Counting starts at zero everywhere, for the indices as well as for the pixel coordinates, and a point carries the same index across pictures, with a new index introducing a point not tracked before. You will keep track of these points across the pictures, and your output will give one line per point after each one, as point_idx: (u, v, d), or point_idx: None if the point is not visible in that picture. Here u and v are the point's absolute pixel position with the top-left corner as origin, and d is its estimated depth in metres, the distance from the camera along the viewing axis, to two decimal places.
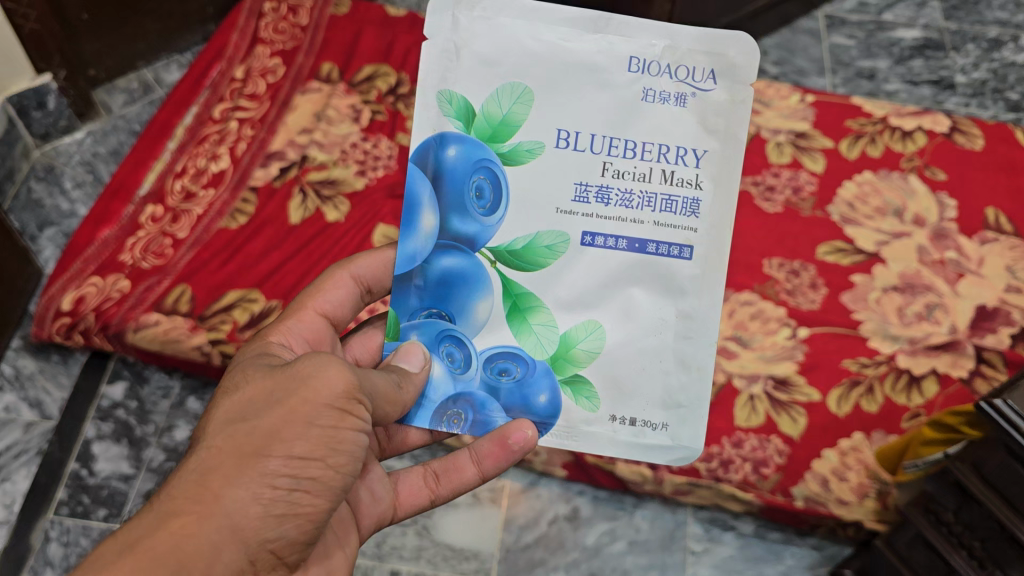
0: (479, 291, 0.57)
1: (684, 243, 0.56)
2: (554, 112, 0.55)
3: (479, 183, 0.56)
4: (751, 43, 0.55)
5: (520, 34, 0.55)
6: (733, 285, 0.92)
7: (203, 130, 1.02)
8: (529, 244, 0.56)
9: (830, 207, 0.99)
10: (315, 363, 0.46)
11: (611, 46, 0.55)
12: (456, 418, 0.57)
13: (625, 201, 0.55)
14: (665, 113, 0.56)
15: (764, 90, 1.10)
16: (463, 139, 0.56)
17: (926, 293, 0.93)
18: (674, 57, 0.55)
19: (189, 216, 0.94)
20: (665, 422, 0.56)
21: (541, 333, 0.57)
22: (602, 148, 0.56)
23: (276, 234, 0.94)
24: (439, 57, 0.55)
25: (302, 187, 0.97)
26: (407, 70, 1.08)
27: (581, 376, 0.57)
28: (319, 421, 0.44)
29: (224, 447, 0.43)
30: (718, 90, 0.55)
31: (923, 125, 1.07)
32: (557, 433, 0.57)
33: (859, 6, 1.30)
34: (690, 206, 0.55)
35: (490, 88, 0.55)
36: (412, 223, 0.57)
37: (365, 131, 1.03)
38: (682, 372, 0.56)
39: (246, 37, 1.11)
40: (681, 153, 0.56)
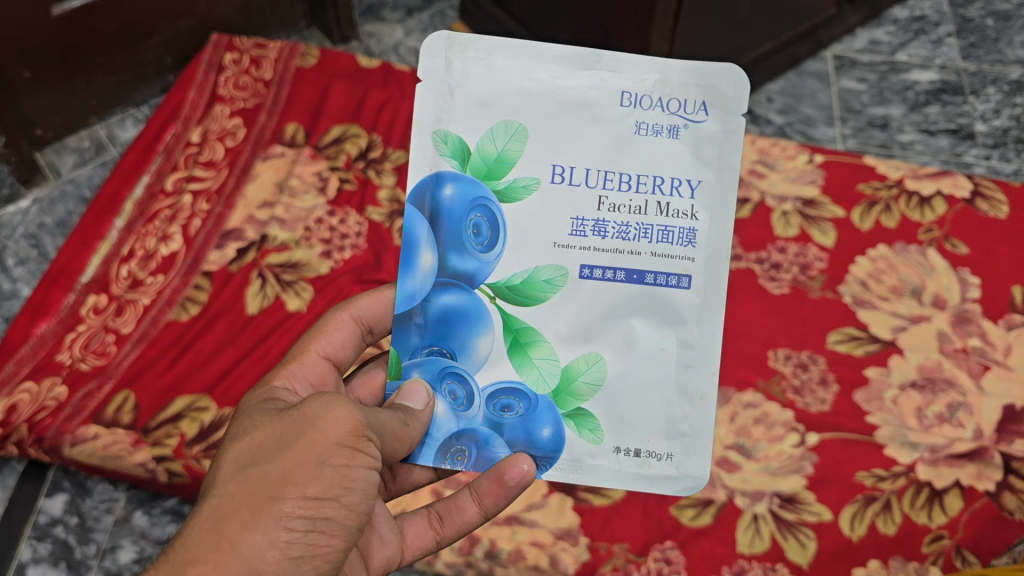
0: (480, 328, 0.55)
1: (682, 272, 0.53)
2: (548, 148, 0.53)
3: (478, 221, 0.54)
4: (741, 75, 0.53)
5: (515, 70, 0.53)
6: (733, 383, 0.84)
7: (154, 205, 0.93)
8: (527, 279, 0.54)
9: (841, 287, 0.91)
10: (323, 402, 0.45)
11: (603, 81, 0.53)
12: (460, 454, 0.55)
13: (622, 233, 0.53)
14: (658, 146, 0.53)
15: (768, 150, 1.01)
16: (459, 177, 0.53)
17: (947, 390, 0.84)
18: (665, 91, 0.53)
19: (135, 308, 0.86)
20: (670, 452, 0.54)
21: (543, 367, 0.54)
22: (596, 182, 0.53)
23: (231, 328, 0.85)
24: (433, 99, 0.53)
25: (261, 271, 0.89)
26: (380, 131, 0.99)
27: (584, 410, 0.54)
28: (331, 459, 0.43)
29: (236, 493, 0.42)
30: (710, 122, 0.53)
31: (942, 189, 0.98)
32: (560, 467, 0.54)
33: (870, 45, 1.21)
34: (687, 236, 0.53)
35: (484, 127, 0.53)
36: (411, 261, 0.54)
37: (332, 205, 0.94)
38: (686, 401, 0.54)
39: (205, 94, 1.01)
40: (676, 184, 0.53)
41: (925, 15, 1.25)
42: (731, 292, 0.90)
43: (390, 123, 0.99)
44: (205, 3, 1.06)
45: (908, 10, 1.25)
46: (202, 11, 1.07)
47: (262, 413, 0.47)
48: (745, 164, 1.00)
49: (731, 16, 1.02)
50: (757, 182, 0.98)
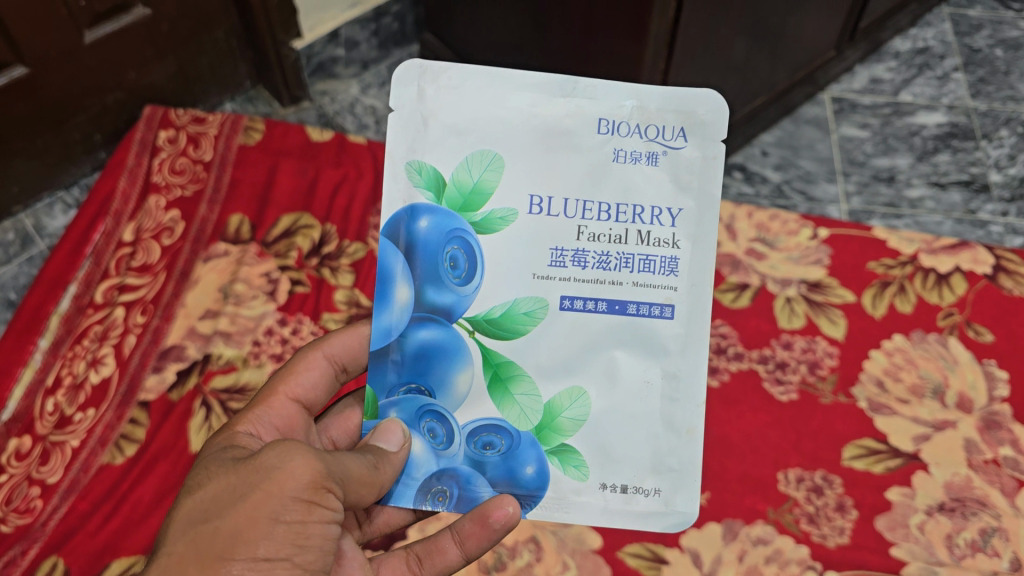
0: (459, 362, 0.53)
1: (665, 302, 0.52)
2: (527, 177, 0.52)
3: (453, 253, 0.52)
4: (720, 101, 0.51)
5: (486, 99, 0.52)
6: (742, 514, 0.75)
7: (82, 321, 0.81)
8: (506, 312, 0.52)
9: (855, 389, 0.82)
10: (281, 452, 0.45)
11: (578, 108, 0.52)
12: (441, 495, 0.53)
13: (602, 263, 0.51)
14: (637, 173, 0.52)
15: (768, 224, 0.92)
16: (434, 210, 0.52)
17: (980, 513, 0.75)
18: (643, 117, 0.52)
19: (62, 452, 0.75)
20: (658, 487, 0.52)
21: (524, 403, 0.53)
22: (575, 212, 0.52)
23: (173, 471, 0.73)
24: (406, 129, 0.52)
25: (205, 398, 0.77)
26: (336, 220, 0.88)
27: (568, 446, 0.53)
28: (285, 516, 0.43)
29: (186, 554, 0.42)
30: (690, 148, 0.52)
31: (961, 264, 0.89)
32: (544, 506, 0.53)
33: (871, 84, 1.11)
34: (668, 264, 0.51)
35: (459, 157, 0.52)
36: (385, 296, 0.53)
37: (282, 312, 0.82)
38: (672, 434, 0.52)
39: (138, 182, 0.89)
40: (656, 213, 0.52)
41: (928, 47, 1.15)
42: (733, 401, 0.81)
43: (346, 209, 0.88)
44: (136, 73, 0.93)
45: (910, 42, 1.15)
46: (133, 82, 0.94)
47: (221, 461, 0.47)
48: (742, 243, 0.91)
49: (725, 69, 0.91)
50: (756, 264, 0.89)
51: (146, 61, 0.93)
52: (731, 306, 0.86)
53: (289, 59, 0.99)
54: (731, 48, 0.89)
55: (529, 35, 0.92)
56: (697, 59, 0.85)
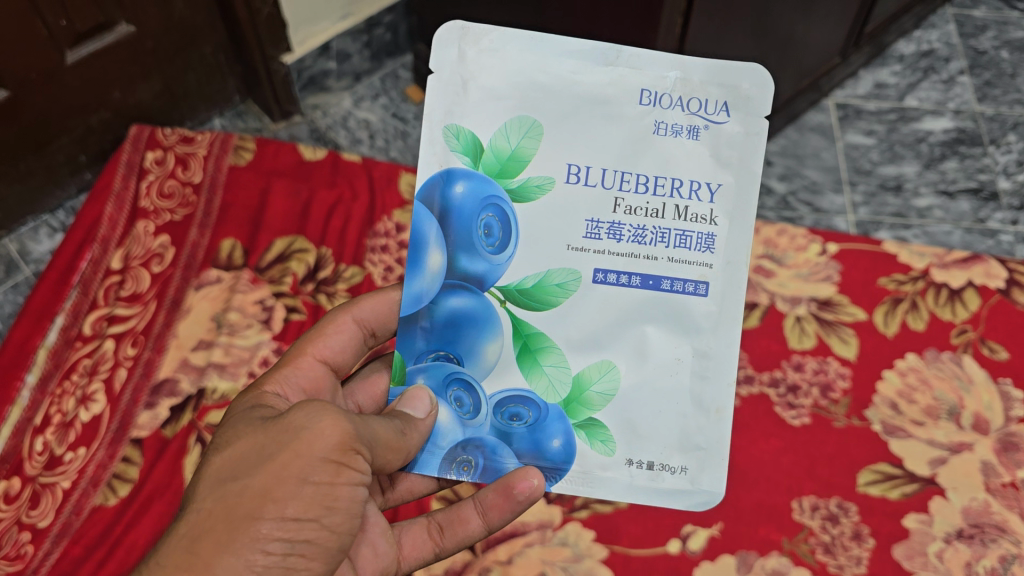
0: (489, 333, 0.52)
1: (699, 279, 0.50)
2: (563, 147, 0.50)
3: (488, 221, 0.51)
4: (765, 75, 0.49)
5: (528, 65, 0.50)
6: (757, 546, 0.73)
7: (71, 356, 0.79)
8: (539, 283, 0.51)
9: (868, 412, 0.80)
10: (309, 412, 0.44)
11: (620, 76, 0.50)
12: (466, 465, 0.52)
13: (638, 236, 0.50)
14: (677, 147, 0.50)
15: (775, 240, 0.90)
16: (470, 175, 0.50)
17: (999, 539, 0.73)
18: (686, 89, 0.50)
19: (53, 495, 0.71)
20: (684, 466, 0.51)
21: (553, 375, 0.51)
22: (612, 182, 0.50)
23: (169, 511, 0.69)
24: (445, 91, 0.50)
25: (200, 434, 0.73)
26: (332, 243, 0.85)
27: (596, 420, 0.51)
28: (314, 476, 0.42)
29: (214, 510, 0.41)
30: (732, 123, 0.50)
31: (974, 278, 0.87)
32: (570, 480, 0.51)
33: (875, 89, 1.09)
34: (705, 241, 0.50)
35: (498, 122, 0.50)
36: (418, 262, 0.52)
37: (278, 340, 0.79)
38: (701, 412, 0.51)
39: (125, 207, 0.86)
40: (694, 187, 0.50)
41: (933, 50, 1.13)
42: (744, 426, 0.78)
43: (341, 233, 0.85)
44: (121, 92, 0.90)
45: (914, 45, 1.13)
46: (118, 101, 0.91)
47: (251, 417, 0.46)
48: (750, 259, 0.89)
49: None
50: (764, 282, 0.87)
51: (131, 80, 0.90)
52: None
53: (279, 74, 0.96)
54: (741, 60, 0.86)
55: None
56: None
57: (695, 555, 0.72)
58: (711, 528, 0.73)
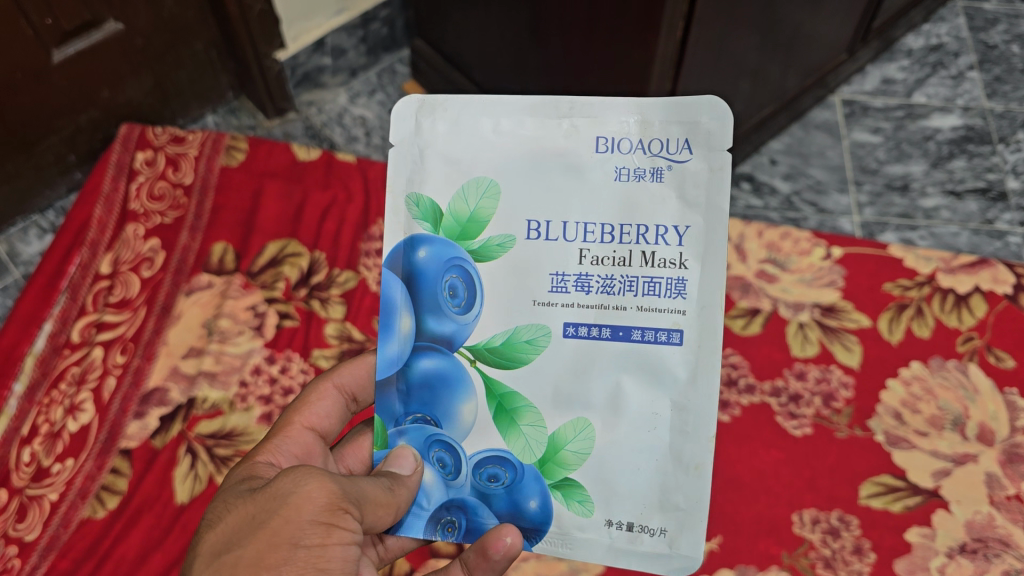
0: (462, 393, 0.51)
1: (672, 327, 0.48)
2: (527, 198, 0.49)
3: (452, 283, 0.50)
4: (724, 106, 0.47)
5: (482, 125, 0.50)
6: (756, 560, 0.71)
7: (59, 363, 0.77)
8: (507, 340, 0.50)
9: (872, 422, 0.78)
10: (294, 478, 0.43)
11: (574, 130, 0.49)
12: (450, 526, 0.51)
13: (606, 287, 0.49)
14: (642, 192, 0.48)
15: (778, 243, 0.89)
16: (432, 240, 0.50)
17: (1003, 554, 0.71)
18: (645, 132, 0.48)
19: (40, 507, 0.70)
20: (663, 527, 0.49)
21: (529, 435, 0.50)
22: (576, 235, 0.49)
23: (158, 525, 0.68)
24: (405, 163, 0.50)
25: (190, 445, 0.72)
26: (325, 247, 0.83)
27: (572, 480, 0.49)
28: (305, 540, 0.41)
29: None
30: (695, 161, 0.48)
31: (981, 284, 0.85)
32: (549, 540, 0.50)
33: (882, 85, 1.07)
34: (675, 286, 0.48)
35: (455, 187, 0.50)
36: (389, 327, 0.51)
37: (270, 348, 0.77)
38: (679, 470, 0.49)
39: (115, 210, 0.84)
40: (661, 232, 0.48)
41: (942, 44, 1.10)
42: (744, 437, 0.77)
43: (335, 236, 0.83)
44: (110, 91, 0.88)
45: (923, 39, 1.11)
46: (107, 100, 0.89)
47: (240, 489, 0.45)
48: (753, 264, 0.87)
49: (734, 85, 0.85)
50: (767, 287, 0.86)
51: (120, 78, 0.88)
52: (741, 334, 0.83)
53: (273, 70, 0.94)
54: (745, 60, 0.83)
55: (525, 43, 0.85)
56: (705, 77, 0.80)
57: None
58: (710, 541, 0.72)
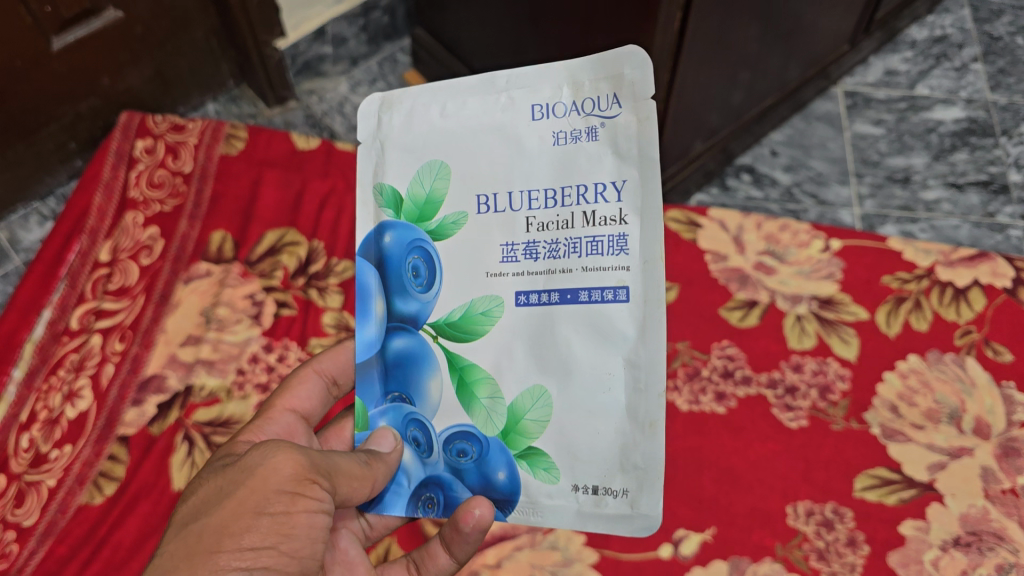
0: (429, 369, 0.52)
1: (618, 284, 0.47)
2: (474, 171, 0.50)
3: (415, 263, 0.52)
4: (644, 55, 0.45)
5: (430, 110, 0.51)
6: (750, 551, 0.71)
7: (58, 350, 0.78)
8: (464, 314, 0.51)
9: (868, 415, 0.77)
10: (264, 451, 0.44)
11: (512, 101, 0.49)
12: (430, 502, 0.53)
13: (553, 252, 0.49)
14: (579, 154, 0.48)
15: (777, 235, 0.89)
16: (395, 225, 0.52)
17: (997, 547, 0.71)
18: (577, 94, 0.47)
19: (38, 493, 0.70)
20: (626, 488, 0.48)
21: (489, 406, 0.51)
22: (521, 204, 0.49)
23: (154, 512, 0.68)
24: (369, 157, 0.53)
25: (187, 432, 0.72)
26: (323, 236, 0.83)
27: (536, 448, 0.50)
28: (270, 508, 0.42)
29: (177, 550, 0.41)
30: (624, 114, 0.46)
31: (980, 277, 0.85)
32: (520, 510, 0.51)
33: (885, 77, 1.07)
34: (617, 243, 0.47)
35: (410, 172, 0.52)
36: (365, 311, 0.54)
37: (268, 337, 0.77)
38: (635, 429, 0.48)
39: (114, 198, 0.85)
40: (600, 190, 0.48)
41: (946, 35, 1.10)
42: (739, 429, 0.77)
43: (334, 225, 0.83)
44: (110, 78, 0.89)
45: (927, 31, 1.10)
46: (107, 88, 0.89)
47: (214, 467, 0.46)
48: (751, 256, 0.87)
49: (733, 76, 0.85)
50: (765, 279, 0.85)
51: (120, 65, 0.88)
52: (739, 326, 0.83)
53: (273, 59, 0.94)
54: (746, 50, 0.83)
55: (524, 31, 0.85)
56: (705, 68, 0.80)
57: (686, 559, 0.70)
58: (703, 532, 0.72)
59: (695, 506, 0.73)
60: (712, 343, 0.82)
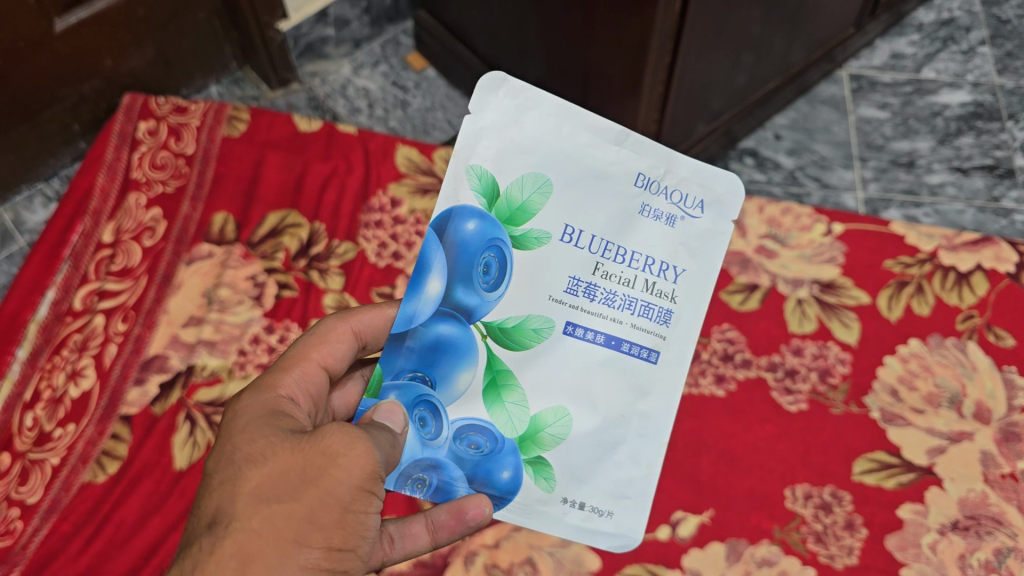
0: (465, 362, 0.54)
1: (653, 347, 0.56)
2: (562, 208, 0.54)
3: (488, 261, 0.53)
4: (739, 185, 0.57)
5: (547, 127, 0.54)
6: (747, 534, 0.71)
7: (61, 330, 0.78)
8: (518, 325, 0.54)
9: (867, 399, 0.77)
10: (342, 437, 0.44)
11: (621, 157, 0.55)
12: (420, 483, 0.54)
13: (609, 299, 0.55)
14: (656, 230, 0.56)
15: (779, 219, 0.88)
16: (483, 216, 0.53)
17: (996, 531, 0.71)
18: (673, 182, 0.56)
19: (41, 471, 0.71)
20: (611, 510, 0.56)
21: (513, 412, 0.55)
22: (596, 249, 0.55)
23: (157, 490, 0.69)
24: (478, 134, 0.53)
25: (189, 412, 0.73)
26: (325, 218, 0.83)
27: (543, 459, 0.55)
28: (350, 505, 0.43)
29: (262, 534, 0.40)
30: (702, 220, 0.57)
31: (983, 262, 0.84)
32: (510, 509, 0.55)
33: (891, 60, 1.06)
34: (664, 315, 0.56)
35: (517, 173, 0.53)
36: (418, 285, 0.53)
37: (269, 318, 0.78)
38: (633, 465, 0.56)
39: (117, 179, 0.85)
40: (663, 267, 0.56)
41: (954, 18, 1.09)
42: (739, 412, 0.77)
43: (336, 207, 0.84)
44: (113, 60, 0.89)
45: (935, 13, 1.09)
46: (109, 69, 0.89)
47: (271, 430, 0.45)
48: (752, 240, 0.87)
49: (736, 56, 0.84)
50: (766, 263, 0.85)
51: (123, 47, 0.88)
52: (739, 309, 0.83)
53: (275, 40, 0.94)
54: (749, 32, 0.82)
55: (526, 12, 0.84)
56: (706, 51, 0.79)
57: (684, 541, 0.70)
58: (702, 514, 0.72)
59: (694, 489, 0.73)
60: (712, 327, 0.82)
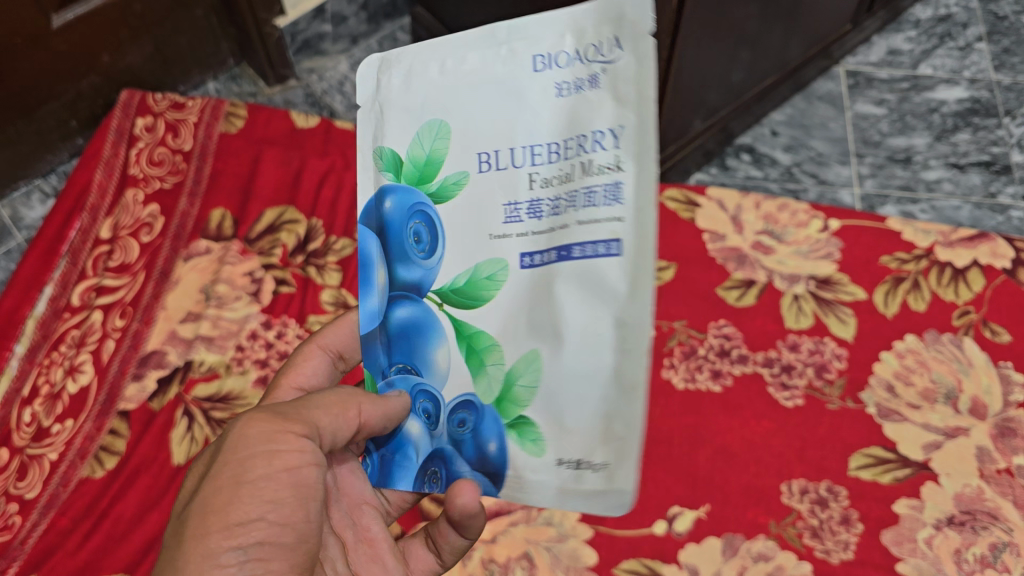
0: (435, 338, 0.46)
1: (611, 237, 0.38)
2: (473, 132, 0.43)
3: (417, 228, 0.46)
4: None
5: (428, 69, 0.45)
6: (743, 529, 0.71)
7: (58, 326, 0.78)
8: (470, 279, 0.44)
9: (863, 394, 0.78)
10: (236, 421, 0.41)
11: (512, 53, 0.42)
12: (435, 479, 0.47)
13: (555, 210, 0.41)
14: (579, 104, 0.40)
15: (776, 215, 0.89)
16: (396, 188, 0.46)
17: (991, 526, 0.71)
18: (579, 40, 0.39)
19: (40, 466, 0.71)
20: (605, 461, 0.41)
21: (492, 374, 0.44)
22: (523, 159, 0.42)
23: (155, 485, 0.69)
24: (371, 122, 0.47)
25: (186, 408, 0.73)
26: (322, 215, 0.83)
27: (526, 418, 0.43)
28: (249, 474, 0.39)
29: (169, 546, 0.39)
30: (626, 59, 0.38)
31: (979, 258, 0.85)
32: (510, 486, 0.45)
33: (888, 57, 1.06)
34: (612, 192, 0.38)
35: (410, 132, 0.45)
36: (367, 280, 0.48)
37: (267, 314, 0.78)
38: (619, 397, 0.40)
39: (114, 175, 0.85)
40: (597, 137, 0.39)
41: (950, 15, 1.09)
42: (735, 407, 0.77)
43: (332, 204, 0.84)
44: (110, 56, 0.89)
45: (931, 10, 1.09)
46: (107, 66, 0.90)
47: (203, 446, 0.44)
48: (749, 236, 0.87)
49: (733, 52, 0.84)
50: (763, 259, 0.86)
51: (120, 43, 0.88)
52: (736, 305, 0.83)
53: (273, 37, 0.94)
54: (745, 26, 0.82)
55: None
56: (703, 47, 0.79)
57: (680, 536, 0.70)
58: (698, 509, 0.72)
59: (690, 484, 0.73)
60: (708, 323, 0.82)
